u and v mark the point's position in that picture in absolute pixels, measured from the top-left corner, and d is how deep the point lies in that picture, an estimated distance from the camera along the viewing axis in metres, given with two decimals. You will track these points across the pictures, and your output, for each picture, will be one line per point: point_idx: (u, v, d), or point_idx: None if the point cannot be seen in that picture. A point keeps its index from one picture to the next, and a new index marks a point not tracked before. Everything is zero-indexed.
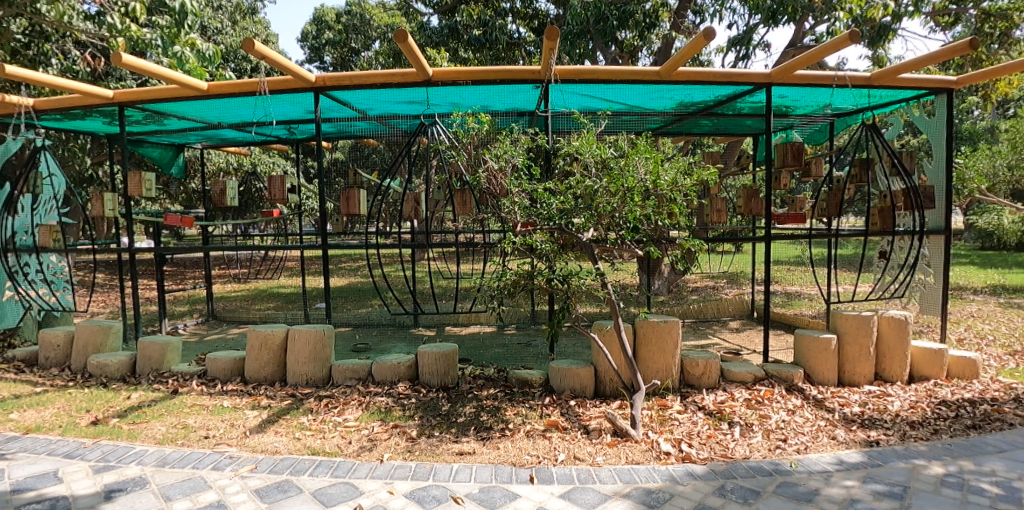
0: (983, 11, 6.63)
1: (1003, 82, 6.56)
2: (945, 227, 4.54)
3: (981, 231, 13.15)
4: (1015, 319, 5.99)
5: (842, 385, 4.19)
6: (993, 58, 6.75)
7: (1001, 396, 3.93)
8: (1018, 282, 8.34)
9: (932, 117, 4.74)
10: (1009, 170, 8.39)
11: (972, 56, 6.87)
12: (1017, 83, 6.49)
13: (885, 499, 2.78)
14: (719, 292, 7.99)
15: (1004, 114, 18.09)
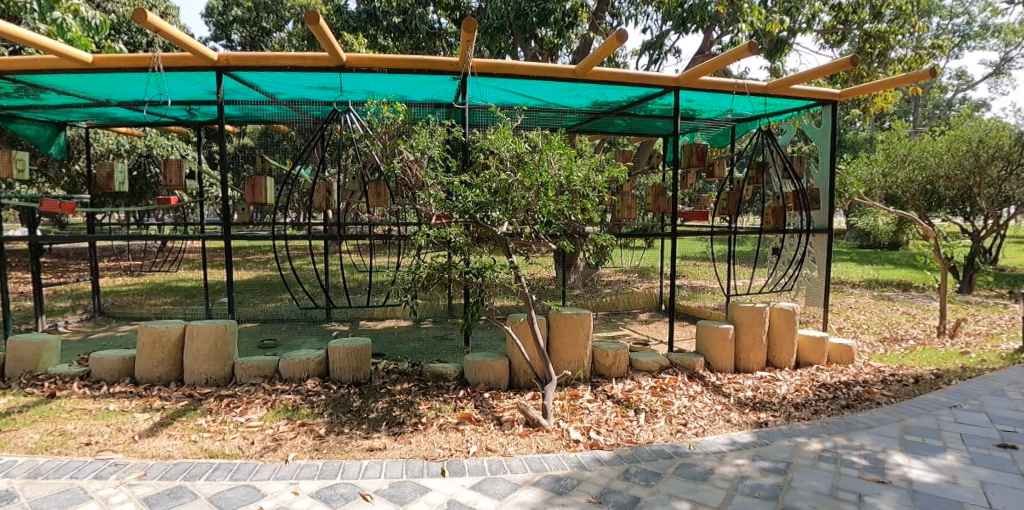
0: (865, 32, 7.14)
1: (879, 98, 7.26)
2: (828, 227, 4.92)
3: (859, 232, 14.59)
4: (884, 310, 6.71)
5: (738, 372, 4.49)
6: (872, 75, 7.38)
7: (870, 378, 4.39)
8: (888, 277, 9.36)
9: (819, 126, 5.13)
10: (882, 177, 9.33)
11: (855, 72, 7.44)
12: (891, 100, 7.21)
13: (771, 475, 3.03)
14: (630, 286, 8.34)
15: (881, 126, 20.08)
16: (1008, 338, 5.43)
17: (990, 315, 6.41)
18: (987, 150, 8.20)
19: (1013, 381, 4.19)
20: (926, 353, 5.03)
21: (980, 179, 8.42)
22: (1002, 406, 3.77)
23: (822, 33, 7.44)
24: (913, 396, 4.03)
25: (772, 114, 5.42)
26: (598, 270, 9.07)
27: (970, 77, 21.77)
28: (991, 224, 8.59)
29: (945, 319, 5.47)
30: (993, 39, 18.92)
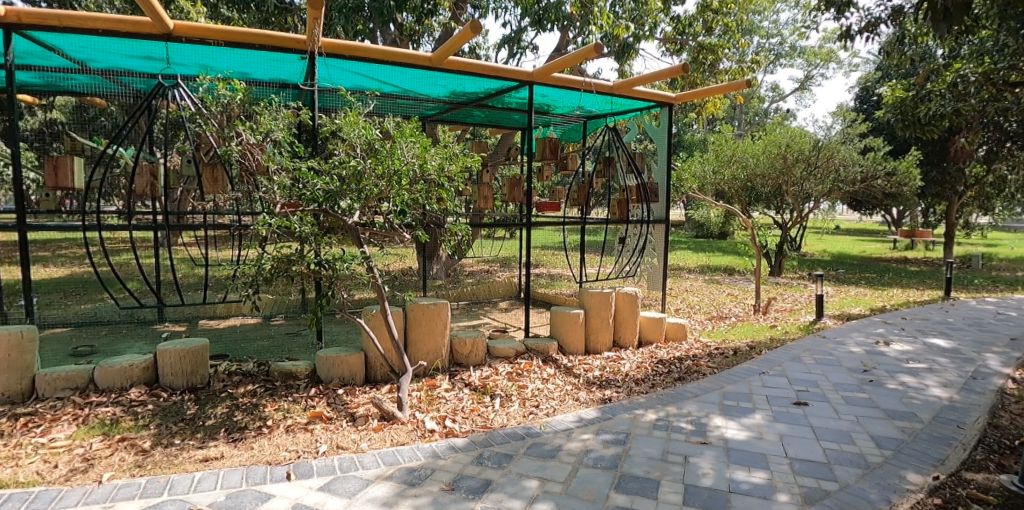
0: (699, 43, 7.94)
1: (709, 104, 8.15)
2: (665, 218, 5.41)
3: (696, 223, 16.40)
4: (712, 292, 7.62)
5: (588, 353, 4.81)
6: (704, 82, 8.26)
7: (699, 352, 4.95)
8: (716, 263, 10.64)
9: (658, 126, 5.63)
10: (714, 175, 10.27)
11: (691, 79, 8.27)
12: (719, 106, 8.13)
13: (611, 446, 3.29)
14: (492, 275, 8.57)
15: (713, 129, 22.67)
16: (805, 312, 6.46)
17: (792, 293, 7.59)
18: (792, 153, 9.68)
19: (807, 348, 4.98)
20: (743, 328, 5.80)
21: (788, 178, 9.87)
22: (798, 370, 4.45)
23: (664, 42, 8.19)
24: (731, 365, 4.62)
25: (617, 112, 5.87)
26: (462, 261, 9.17)
27: (782, 91, 25.33)
28: (795, 216, 10.14)
29: (758, 298, 6.35)
30: (799, 59, 22.19)
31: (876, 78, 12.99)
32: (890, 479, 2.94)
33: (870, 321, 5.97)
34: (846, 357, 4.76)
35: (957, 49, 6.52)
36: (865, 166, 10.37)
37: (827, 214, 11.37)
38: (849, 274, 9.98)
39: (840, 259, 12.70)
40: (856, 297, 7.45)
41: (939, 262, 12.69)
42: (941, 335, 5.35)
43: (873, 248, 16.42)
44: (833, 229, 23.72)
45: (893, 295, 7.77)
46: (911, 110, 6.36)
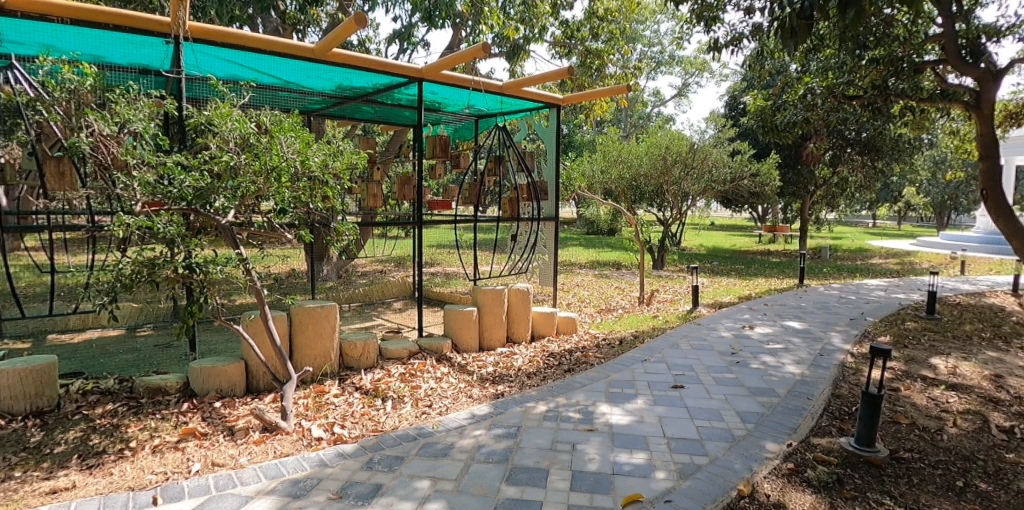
0: (586, 48, 8.33)
1: (597, 107, 8.56)
2: (555, 216, 5.57)
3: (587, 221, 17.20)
4: (601, 286, 8.04)
5: (483, 350, 4.87)
6: (591, 85, 8.66)
7: (587, 344, 5.21)
8: (605, 258, 11.25)
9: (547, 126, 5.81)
10: (601, 173, 10.97)
11: (579, 82, 8.64)
12: (605, 109, 8.57)
13: (503, 440, 3.35)
14: (386, 275, 8.41)
15: (601, 130, 23.87)
16: (683, 302, 7.01)
17: (672, 285, 8.20)
18: (671, 154, 10.47)
19: (683, 336, 5.40)
20: (629, 319, 6.17)
21: (667, 178, 10.65)
22: (676, 356, 4.81)
23: (554, 45, 8.45)
24: (616, 355, 4.89)
25: (507, 112, 5.99)
26: (354, 261, 8.88)
27: (663, 96, 27.17)
28: (675, 213, 10.95)
29: (642, 290, 6.79)
30: (676, 68, 23.96)
31: (742, 88, 14.38)
32: (750, 449, 3.27)
33: (738, 308, 6.59)
34: (716, 342, 5.23)
35: (804, 66, 7.36)
36: (734, 168, 11.28)
37: (702, 211, 12.41)
38: (721, 266, 10.97)
39: (715, 253, 13.93)
40: (726, 287, 8.20)
41: (795, 253, 14.33)
42: (795, 318, 6.04)
43: (741, 242, 18.19)
44: (708, 225, 25.94)
45: (756, 284, 8.65)
46: (770, 118, 7.11)
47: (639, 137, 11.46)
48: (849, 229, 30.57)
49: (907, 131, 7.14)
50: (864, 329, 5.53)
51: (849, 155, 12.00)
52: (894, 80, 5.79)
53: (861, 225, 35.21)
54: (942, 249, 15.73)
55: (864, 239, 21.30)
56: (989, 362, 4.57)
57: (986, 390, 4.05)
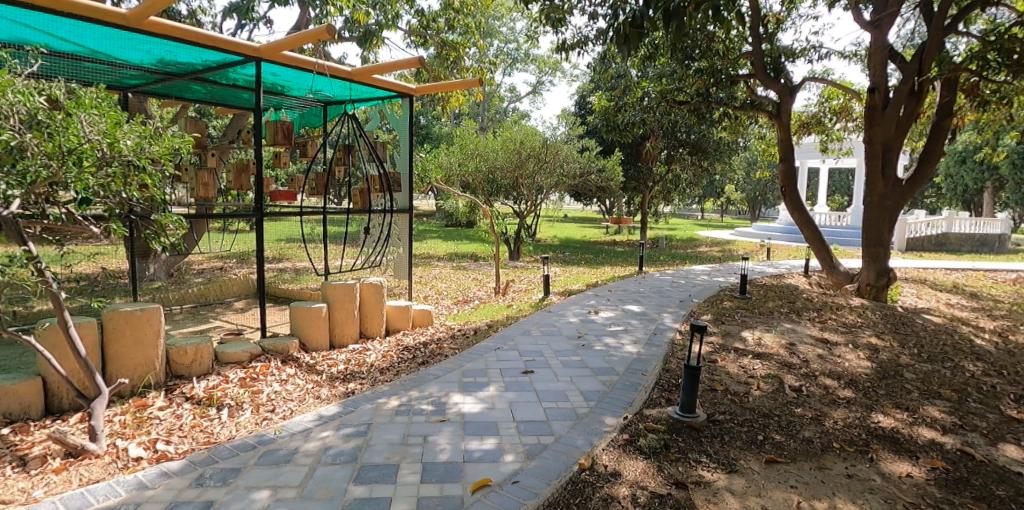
0: (441, 39, 8.32)
1: (454, 99, 8.63)
2: (408, 208, 5.53)
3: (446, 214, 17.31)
4: (459, 278, 8.13)
5: (333, 348, 4.66)
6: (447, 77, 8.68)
7: (443, 335, 5.24)
8: (464, 250, 11.42)
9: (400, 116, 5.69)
10: (459, 166, 10.82)
11: (436, 73, 8.62)
12: (460, 102, 8.66)
13: (352, 439, 3.23)
14: (226, 273, 7.69)
15: (461, 124, 24.07)
16: (536, 291, 7.34)
17: (526, 275, 8.55)
18: (525, 149, 10.90)
19: (535, 323, 5.65)
20: (484, 309, 6.32)
21: (522, 172, 11.07)
22: (527, 343, 5.01)
23: (410, 33, 8.31)
24: (470, 345, 4.96)
25: (358, 100, 5.83)
26: (186, 258, 7.99)
27: (519, 93, 28.08)
28: (530, 206, 11.42)
29: (498, 281, 6.99)
30: (531, 66, 24.92)
31: (590, 89, 15.40)
32: (592, 425, 3.51)
33: (585, 295, 7.06)
34: (565, 327, 5.55)
35: (642, 71, 8.05)
36: (581, 164, 11.97)
37: (555, 204, 13.06)
38: (572, 257, 11.70)
39: (568, 244, 14.75)
40: (576, 276, 8.75)
41: (637, 243, 15.74)
42: (634, 302, 6.61)
43: (591, 234, 19.54)
44: (562, 218, 27.50)
45: (603, 272, 9.34)
46: (612, 117, 7.55)
47: (496, 132, 11.74)
48: (684, 221, 34.29)
49: (725, 134, 8.14)
50: (691, 309, 6.22)
51: (681, 155, 13.41)
52: (715, 89, 6.55)
53: (695, 218, 39.72)
54: (754, 238, 18.33)
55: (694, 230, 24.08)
56: (784, 332, 5.40)
57: (782, 356, 4.78)
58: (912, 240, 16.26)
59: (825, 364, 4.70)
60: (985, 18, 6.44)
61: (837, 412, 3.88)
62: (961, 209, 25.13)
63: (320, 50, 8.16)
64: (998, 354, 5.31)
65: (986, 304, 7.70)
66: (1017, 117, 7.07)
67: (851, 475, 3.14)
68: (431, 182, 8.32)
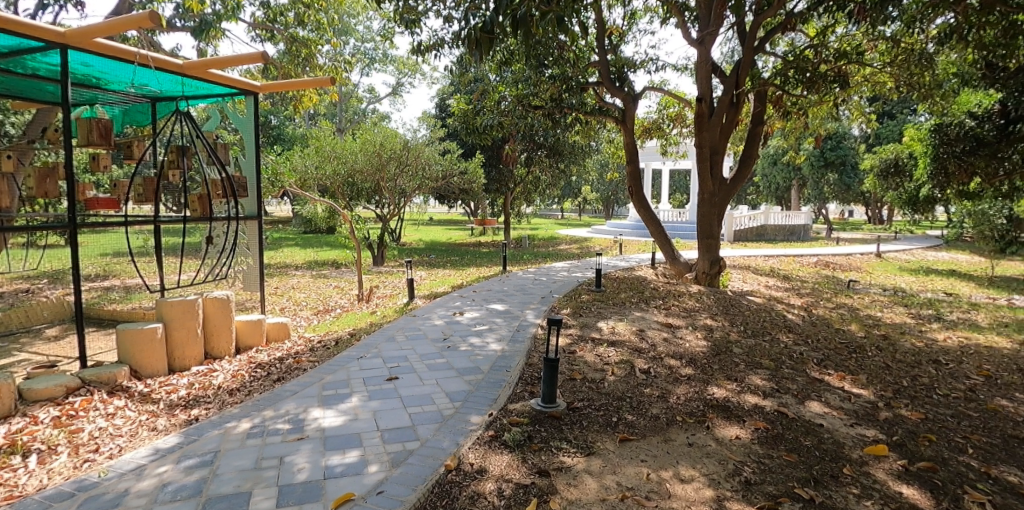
0: (290, 35, 7.91)
1: (306, 98, 8.27)
2: (257, 214, 5.23)
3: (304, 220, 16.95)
4: (318, 286, 7.95)
5: (173, 373, 4.23)
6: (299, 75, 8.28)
7: (302, 349, 5.01)
8: (324, 257, 11.49)
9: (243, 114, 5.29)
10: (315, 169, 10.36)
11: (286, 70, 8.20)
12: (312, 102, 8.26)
13: (195, 471, 2.93)
14: (33, 295, 6.62)
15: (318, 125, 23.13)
16: (400, 296, 7.33)
17: (390, 280, 8.49)
18: (385, 151, 10.78)
19: (399, 328, 5.59)
20: (347, 318, 6.19)
21: (383, 175, 11.00)
22: (392, 349, 4.94)
23: (254, 26, 7.79)
24: (331, 355, 4.78)
25: (191, 96, 5.32)
26: None
27: (379, 93, 27.45)
28: (392, 209, 11.41)
29: (361, 289, 6.85)
30: (390, 66, 24.49)
31: (451, 92, 15.60)
32: (458, 425, 3.56)
33: (450, 296, 7.13)
34: (430, 330, 5.56)
35: (499, 75, 8.29)
36: (444, 166, 12.14)
37: (421, 206, 13.23)
38: (437, 259, 11.93)
39: (433, 247, 15.03)
40: (442, 279, 8.80)
41: (503, 243, 16.22)
42: (498, 301, 6.82)
43: (456, 236, 19.80)
44: (426, 222, 27.80)
45: (469, 273, 9.52)
46: (472, 121, 7.80)
47: (355, 134, 11.39)
48: (546, 220, 36.17)
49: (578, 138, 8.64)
50: (551, 304, 6.57)
51: (540, 157, 14.14)
52: (567, 95, 6.92)
53: (556, 217, 41.78)
54: (606, 235, 19.87)
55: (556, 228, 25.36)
56: (635, 320, 5.90)
57: (633, 342, 5.23)
58: (739, 232, 18.62)
59: (669, 346, 5.22)
60: (786, 40, 7.51)
61: (679, 389, 4.33)
62: (773, 203, 29.30)
63: (145, 39, 7.29)
64: (804, 325, 6.28)
65: (795, 284, 9.06)
66: (811, 125, 8.37)
67: (691, 444, 3.53)
68: (283, 185, 7.83)
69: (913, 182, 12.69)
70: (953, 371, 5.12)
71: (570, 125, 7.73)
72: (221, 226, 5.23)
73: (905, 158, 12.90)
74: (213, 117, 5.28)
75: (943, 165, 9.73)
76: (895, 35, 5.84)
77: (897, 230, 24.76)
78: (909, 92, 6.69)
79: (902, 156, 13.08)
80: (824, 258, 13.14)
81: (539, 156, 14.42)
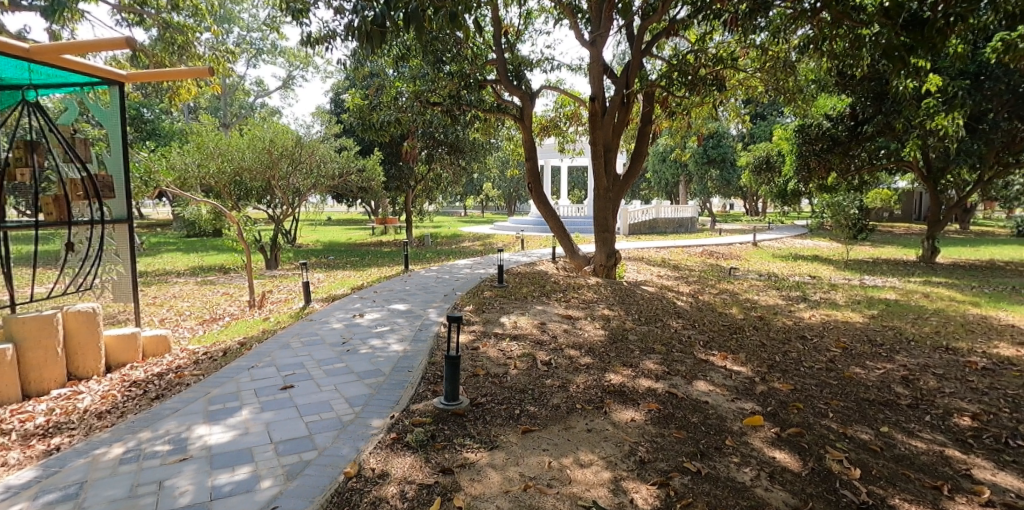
0: (163, 21, 7.81)
1: (184, 91, 8.32)
2: (127, 216, 4.92)
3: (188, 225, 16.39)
4: (204, 293, 8.12)
5: (28, 398, 3.82)
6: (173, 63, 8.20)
7: (184, 363, 4.71)
8: (210, 264, 11.58)
9: (107, 107, 4.83)
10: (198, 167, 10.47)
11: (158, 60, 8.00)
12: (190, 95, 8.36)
13: (56, 506, 2.62)
14: None
15: (200, 119, 21.85)
16: (296, 301, 7.29)
17: (284, 284, 8.87)
18: (276, 148, 11.19)
19: (295, 334, 5.37)
20: (237, 327, 6.04)
21: (274, 172, 11.38)
22: (286, 356, 4.74)
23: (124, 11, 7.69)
24: (219, 367, 4.51)
25: (41, 85, 4.69)
26: None
27: (268, 86, 26.10)
28: (285, 208, 11.73)
29: (252, 295, 6.85)
30: (280, 58, 23.38)
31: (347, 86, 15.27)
32: (359, 430, 3.48)
33: (350, 298, 6.98)
34: (328, 334, 5.40)
35: (396, 71, 8.23)
36: (340, 164, 12.83)
37: (317, 206, 14.05)
38: (335, 261, 11.92)
39: (331, 247, 15.46)
40: (341, 282, 8.61)
41: (405, 242, 16.17)
42: (400, 300, 6.79)
43: (356, 236, 19.67)
44: (323, 222, 27.37)
45: (370, 274, 9.64)
46: (369, 117, 7.73)
47: (241, 128, 11.66)
48: (449, 217, 36.52)
49: (478, 135, 8.76)
50: (454, 302, 6.64)
51: (439, 154, 14.30)
52: (465, 92, 6.95)
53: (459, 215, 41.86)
54: (507, 231, 20.45)
55: (458, 226, 25.65)
56: (536, 314, 6.09)
57: (535, 335, 5.40)
58: (633, 225, 19.73)
59: (569, 337, 5.45)
60: (670, 44, 8.04)
61: (579, 377, 4.52)
62: (661, 197, 31.27)
63: None
64: (691, 311, 6.80)
65: (683, 273, 9.78)
66: (694, 125, 9.03)
67: (590, 429, 3.69)
68: (159, 185, 7.49)
69: (781, 177, 14.12)
70: (816, 344, 5.78)
71: (469, 122, 7.77)
72: (82, 232, 4.63)
73: (775, 155, 14.31)
74: (71, 108, 4.70)
75: (804, 164, 11.75)
76: (764, 44, 6.33)
77: (769, 220, 27.45)
78: (776, 96, 7.40)
79: (772, 154, 14.49)
80: (707, 248, 14.31)
81: (440, 153, 14.46)
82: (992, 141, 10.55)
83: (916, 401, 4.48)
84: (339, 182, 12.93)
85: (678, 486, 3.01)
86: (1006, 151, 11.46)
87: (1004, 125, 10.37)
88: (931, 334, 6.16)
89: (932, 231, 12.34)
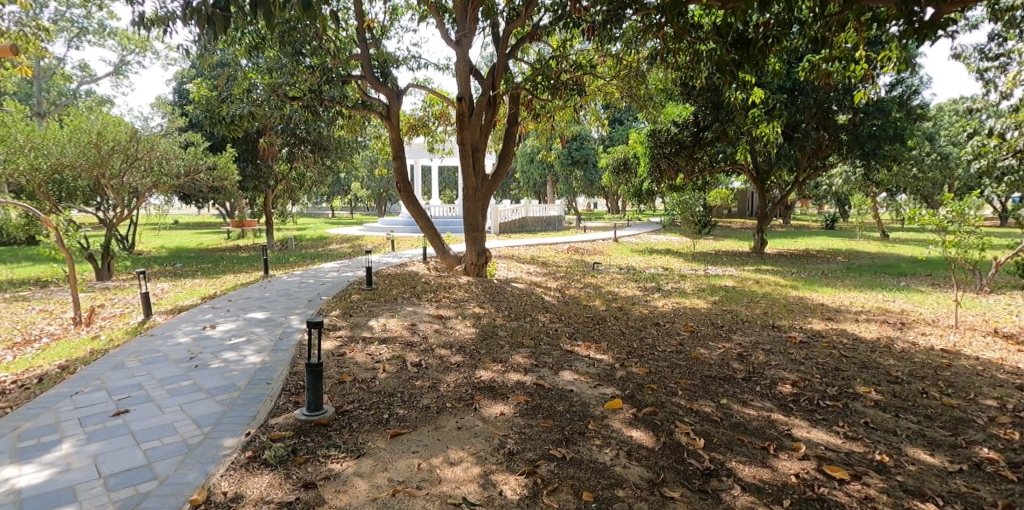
0: None
1: None
2: None
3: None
4: (14, 311, 7.02)
5: None
6: None
7: None
8: (23, 276, 10.08)
9: None
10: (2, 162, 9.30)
11: None
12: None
13: None
14: None
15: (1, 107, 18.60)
16: (135, 315, 6.61)
17: (121, 296, 7.98)
18: (105, 142, 10.00)
19: (131, 352, 4.85)
20: (59, 349, 5.32)
21: (106, 169, 10.26)
22: (120, 378, 4.27)
23: None
24: (33, 397, 3.95)
25: None
26: None
27: (94, 72, 22.96)
28: (119, 210, 10.74)
29: (77, 311, 6.05)
30: (110, 40, 20.69)
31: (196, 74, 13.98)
32: (207, 453, 3.25)
33: (199, 309, 6.43)
34: (172, 350, 4.95)
35: (250, 61, 7.68)
36: (186, 161, 11.82)
37: (160, 208, 13.14)
38: (183, 269, 10.92)
39: (178, 254, 14.06)
40: (188, 293, 7.87)
41: (266, 245, 15.21)
42: (259, 309, 6.41)
43: (209, 241, 18.14)
44: (169, 225, 24.77)
45: (223, 282, 8.98)
46: (217, 109, 7.03)
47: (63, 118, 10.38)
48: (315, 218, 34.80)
49: (343, 133, 8.63)
50: (319, 307, 6.41)
51: (303, 152, 13.66)
52: (327, 87, 6.69)
53: (325, 217, 39.76)
54: (378, 232, 20.05)
55: (325, 228, 24.59)
56: (406, 315, 6.07)
57: (405, 337, 5.39)
58: (504, 225, 20.22)
59: (440, 336, 5.51)
60: (533, 50, 8.44)
61: (449, 376, 4.59)
62: (529, 196, 32.33)
63: None
64: (558, 305, 7.18)
65: (550, 269, 10.28)
66: (558, 127, 9.51)
67: (460, 427, 3.76)
68: None
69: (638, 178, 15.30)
70: (668, 329, 6.41)
71: (333, 118, 7.49)
72: None
73: (631, 158, 15.47)
74: None
75: (656, 167, 12.91)
76: (618, 54, 6.89)
77: (628, 217, 29.61)
78: (630, 102, 8.05)
79: (628, 156, 15.67)
80: (573, 245, 15.15)
81: (302, 151, 13.74)
82: (804, 147, 12.33)
83: (749, 374, 5.12)
84: (185, 181, 11.93)
85: (544, 473, 3.18)
86: (815, 156, 13.48)
87: (813, 133, 12.14)
88: (760, 315, 7.10)
89: (761, 225, 14.13)
